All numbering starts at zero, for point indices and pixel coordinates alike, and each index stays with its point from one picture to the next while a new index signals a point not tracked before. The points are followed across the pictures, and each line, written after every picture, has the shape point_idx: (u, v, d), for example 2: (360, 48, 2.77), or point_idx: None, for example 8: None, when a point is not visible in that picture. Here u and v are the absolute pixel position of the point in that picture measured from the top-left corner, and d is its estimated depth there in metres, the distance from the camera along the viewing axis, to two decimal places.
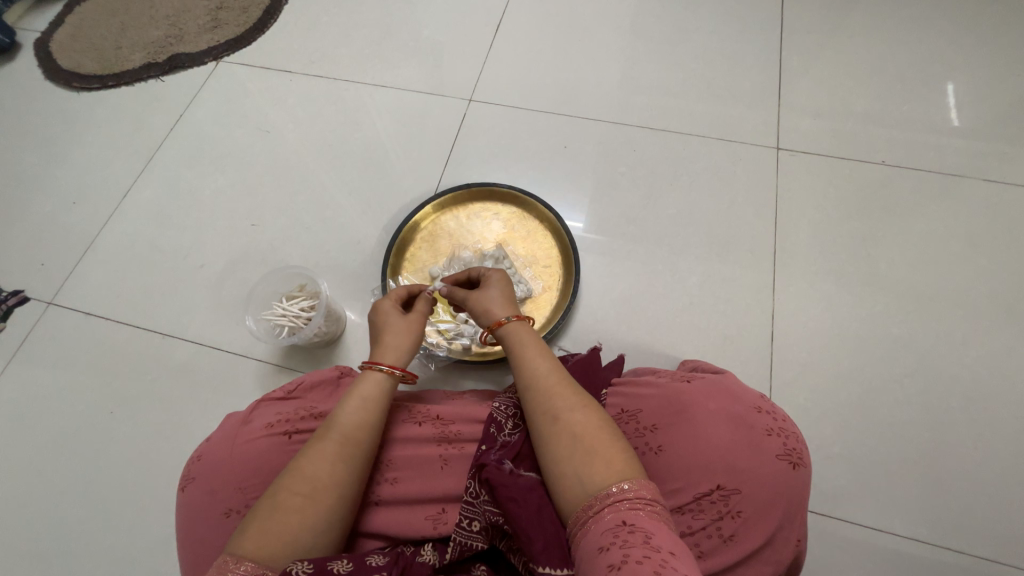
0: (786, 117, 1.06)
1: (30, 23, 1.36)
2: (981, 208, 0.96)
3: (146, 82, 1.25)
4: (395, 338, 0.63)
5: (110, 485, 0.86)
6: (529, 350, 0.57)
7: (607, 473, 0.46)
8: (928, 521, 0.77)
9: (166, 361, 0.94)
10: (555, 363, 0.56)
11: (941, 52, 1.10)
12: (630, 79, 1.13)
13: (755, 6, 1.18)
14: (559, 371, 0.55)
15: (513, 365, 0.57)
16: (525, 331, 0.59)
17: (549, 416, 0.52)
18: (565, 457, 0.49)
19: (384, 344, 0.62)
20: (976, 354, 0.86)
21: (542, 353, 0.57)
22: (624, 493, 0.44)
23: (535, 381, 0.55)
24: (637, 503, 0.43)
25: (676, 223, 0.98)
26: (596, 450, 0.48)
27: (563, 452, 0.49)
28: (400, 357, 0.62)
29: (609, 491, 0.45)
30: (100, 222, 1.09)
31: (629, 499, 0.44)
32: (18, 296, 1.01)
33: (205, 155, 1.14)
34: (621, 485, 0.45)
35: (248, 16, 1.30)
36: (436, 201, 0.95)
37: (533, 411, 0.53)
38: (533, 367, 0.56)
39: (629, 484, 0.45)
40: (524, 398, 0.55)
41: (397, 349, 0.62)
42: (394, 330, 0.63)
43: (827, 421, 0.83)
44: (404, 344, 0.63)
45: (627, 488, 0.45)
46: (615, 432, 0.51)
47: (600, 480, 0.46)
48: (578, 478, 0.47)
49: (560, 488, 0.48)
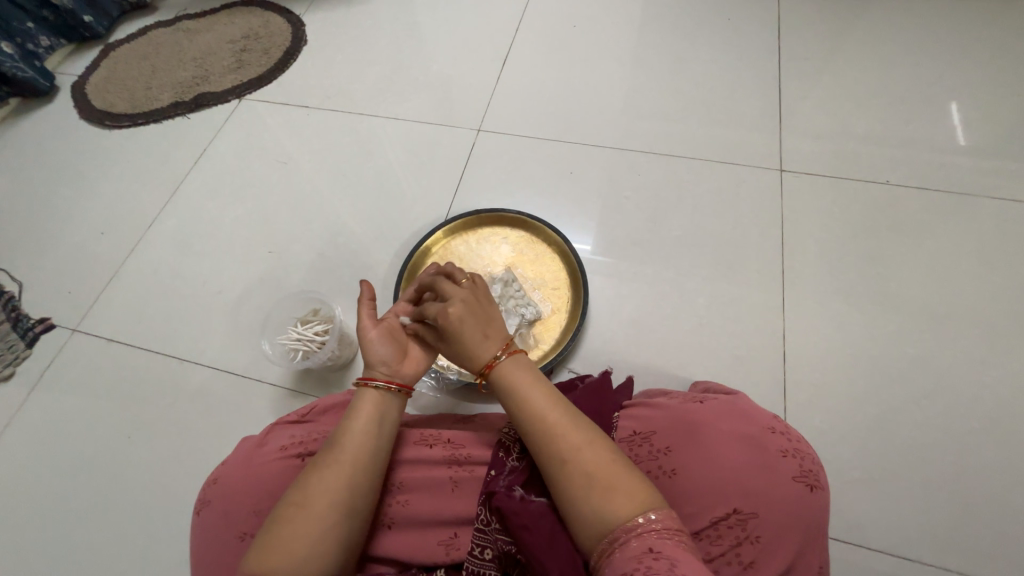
0: (788, 140, 1.08)
1: (69, 68, 1.47)
2: (989, 225, 0.96)
3: (172, 119, 1.32)
4: (380, 351, 0.60)
5: (123, 509, 0.86)
6: (523, 383, 0.55)
7: (628, 504, 0.46)
8: (958, 550, 0.74)
9: (182, 386, 0.96)
10: (555, 396, 0.54)
11: (940, 73, 1.13)
12: (632, 106, 1.17)
13: (751, 35, 1.23)
14: (561, 403, 0.53)
15: (509, 402, 0.55)
16: (510, 371, 0.55)
17: (556, 454, 0.50)
18: (584, 491, 0.48)
19: (370, 355, 0.60)
20: (996, 374, 0.84)
21: (542, 383, 0.55)
22: (650, 523, 0.44)
23: (539, 415, 0.52)
24: (663, 533, 0.43)
25: (683, 244, 0.99)
26: (615, 482, 0.47)
27: (580, 485, 0.48)
28: (392, 371, 0.60)
29: (634, 523, 0.44)
30: (125, 250, 1.13)
31: (656, 529, 0.43)
32: (44, 323, 1.05)
33: (227, 186, 1.19)
34: (647, 516, 0.44)
35: (270, 56, 1.39)
36: (446, 226, 0.98)
37: (540, 447, 0.52)
38: (532, 397, 0.54)
39: (654, 514, 0.45)
40: (529, 433, 0.53)
41: (382, 362, 0.60)
42: (380, 343, 0.60)
43: (845, 443, 0.81)
44: (390, 358, 0.60)
45: (653, 518, 0.44)
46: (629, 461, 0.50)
47: (622, 512, 0.45)
48: (596, 509, 0.46)
49: (579, 522, 0.47)
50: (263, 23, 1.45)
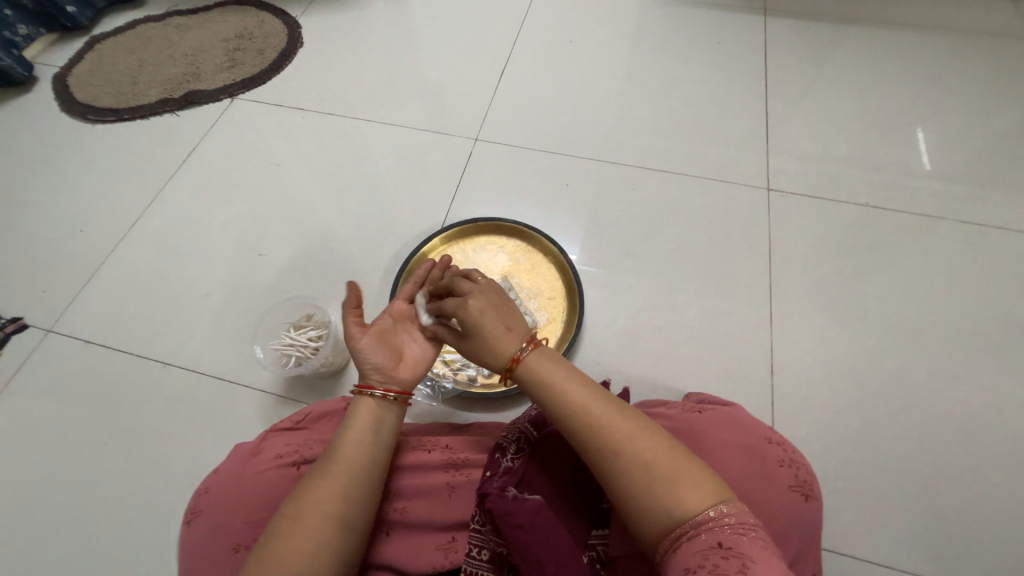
0: (774, 160, 1.13)
1: (50, 59, 1.42)
2: (960, 247, 1.02)
3: (160, 115, 1.29)
4: (373, 357, 0.59)
5: (98, 520, 0.82)
6: (566, 385, 0.53)
7: (696, 496, 0.43)
8: (934, 557, 0.77)
9: (165, 390, 0.92)
10: (600, 390, 0.53)
11: (913, 103, 1.19)
12: (626, 122, 1.20)
13: (739, 58, 1.28)
14: (607, 398, 0.52)
15: (551, 397, 0.52)
16: (539, 365, 0.54)
17: (609, 449, 0.48)
18: (644, 486, 0.45)
19: (362, 362, 0.59)
20: (967, 388, 0.88)
21: (586, 384, 0.53)
22: (722, 517, 0.42)
23: (586, 410, 0.50)
24: (738, 528, 0.41)
25: (675, 258, 1.02)
26: (679, 475, 0.45)
27: (638, 481, 0.46)
28: (388, 378, 0.59)
29: (706, 516, 0.42)
30: (107, 249, 1.09)
31: (729, 524, 0.41)
32: (16, 323, 1.00)
33: (217, 186, 1.17)
34: (718, 509, 0.42)
35: (264, 56, 1.37)
36: (443, 234, 0.98)
37: (589, 442, 0.50)
38: (578, 400, 0.52)
39: (726, 507, 0.42)
40: (575, 428, 0.51)
41: (377, 369, 0.59)
42: (373, 350, 0.59)
43: (829, 454, 0.84)
44: (385, 364, 0.59)
45: (725, 511, 0.42)
46: (690, 453, 0.48)
47: (691, 506, 0.43)
48: (662, 510, 0.44)
49: (642, 517, 0.45)
50: (257, 23, 1.44)
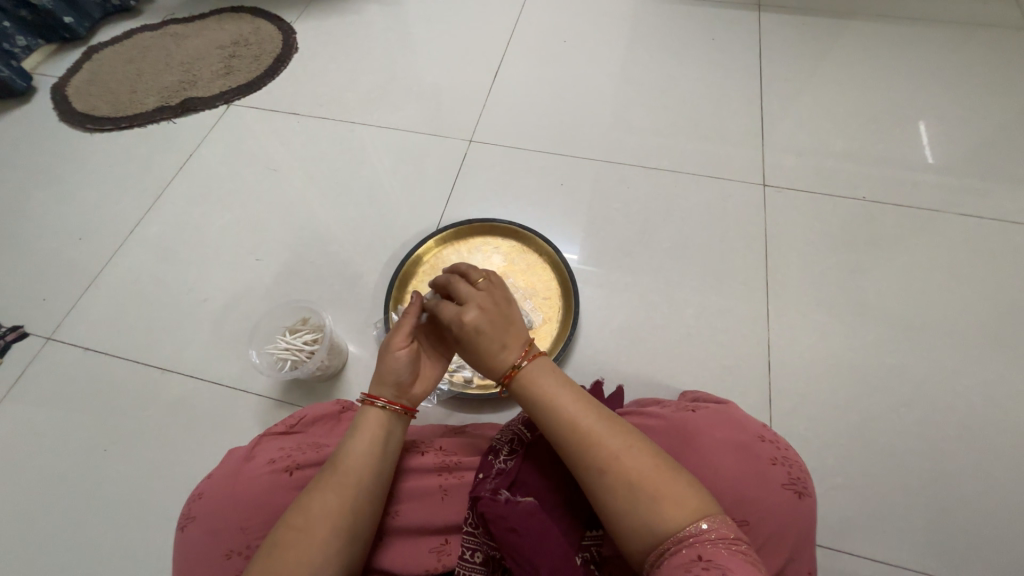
0: (770, 156, 1.12)
1: (49, 69, 1.43)
2: (959, 240, 1.01)
3: (158, 123, 1.30)
4: (388, 365, 0.58)
5: (97, 526, 0.83)
6: (551, 393, 0.52)
7: (678, 513, 0.43)
8: (936, 554, 0.76)
9: (164, 396, 0.93)
10: (584, 400, 0.51)
11: (911, 96, 1.18)
12: (622, 120, 1.20)
13: (734, 55, 1.27)
14: (591, 408, 0.51)
15: (539, 409, 0.52)
16: (541, 376, 0.53)
17: (593, 464, 0.48)
18: (627, 502, 0.45)
19: (379, 371, 0.58)
20: (968, 382, 0.87)
21: (571, 388, 0.52)
22: (705, 532, 0.42)
23: (570, 423, 0.50)
24: (719, 542, 0.41)
25: (672, 256, 1.02)
26: (662, 490, 0.45)
27: (621, 496, 0.46)
28: (399, 391, 0.58)
29: (688, 532, 0.42)
30: (105, 256, 1.10)
31: (711, 539, 0.41)
32: (17, 332, 1.01)
33: (214, 192, 1.17)
34: (700, 525, 0.42)
35: (260, 62, 1.38)
36: (437, 235, 0.98)
37: (574, 456, 0.49)
38: (562, 404, 0.51)
39: (708, 523, 0.42)
40: (560, 441, 0.50)
41: (390, 378, 0.58)
42: (392, 359, 0.58)
43: (829, 451, 0.83)
44: (398, 374, 0.58)
45: (707, 527, 0.42)
46: (673, 464, 0.47)
47: (673, 522, 0.43)
48: (641, 521, 0.44)
49: (624, 531, 0.45)
50: (253, 30, 1.45)
